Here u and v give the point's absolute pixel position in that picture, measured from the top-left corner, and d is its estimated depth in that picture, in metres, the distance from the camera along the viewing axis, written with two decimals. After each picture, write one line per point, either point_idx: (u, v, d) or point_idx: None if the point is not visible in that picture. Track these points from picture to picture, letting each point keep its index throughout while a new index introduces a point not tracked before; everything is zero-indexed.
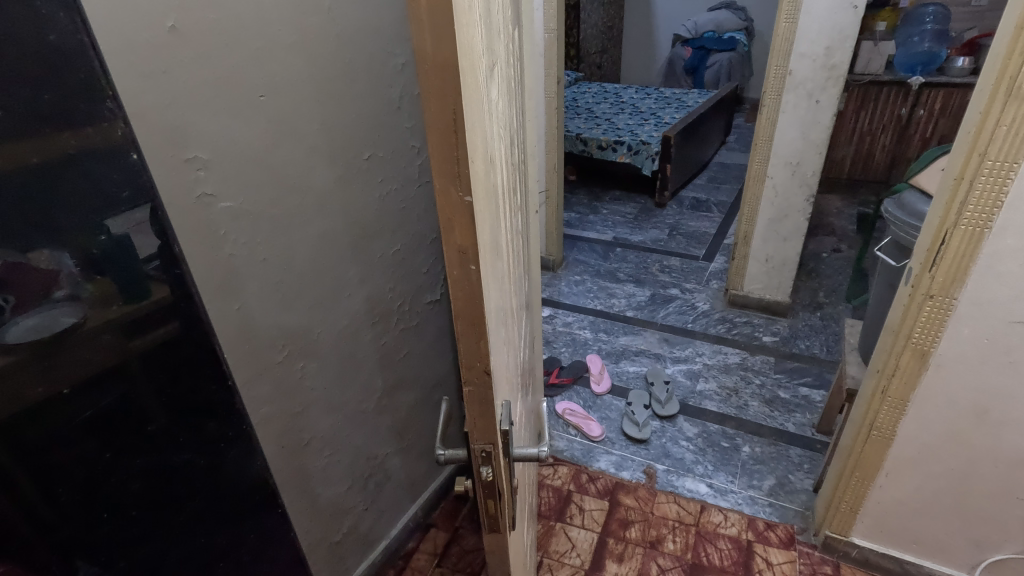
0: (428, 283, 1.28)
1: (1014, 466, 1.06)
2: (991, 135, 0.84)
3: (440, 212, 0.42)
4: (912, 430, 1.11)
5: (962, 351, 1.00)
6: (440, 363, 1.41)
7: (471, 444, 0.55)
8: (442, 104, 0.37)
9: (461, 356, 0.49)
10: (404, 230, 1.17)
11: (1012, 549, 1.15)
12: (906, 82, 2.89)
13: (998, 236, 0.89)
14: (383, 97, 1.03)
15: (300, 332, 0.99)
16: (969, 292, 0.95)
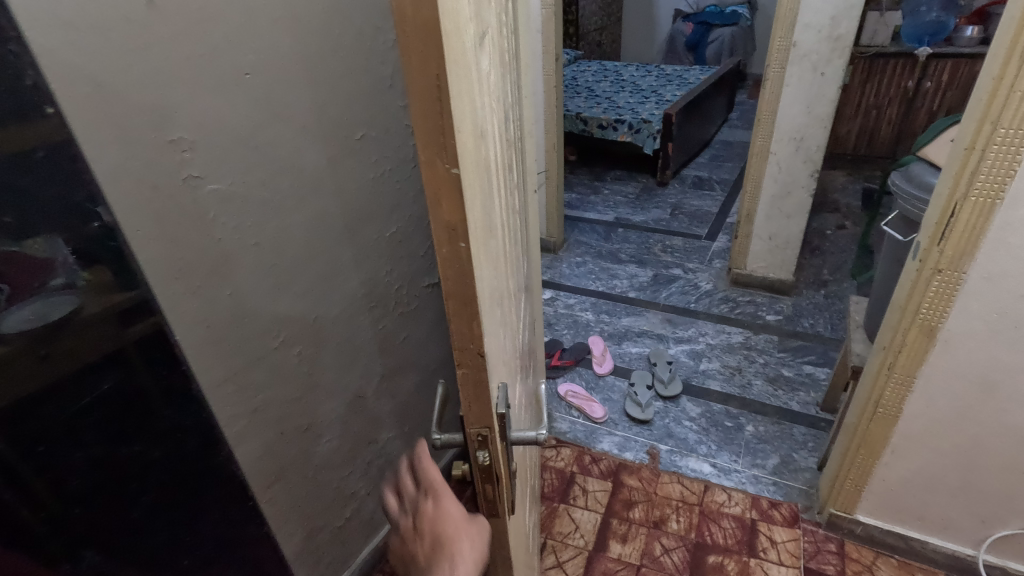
0: (426, 265, 1.26)
1: (1021, 442, 1.05)
2: (1006, 101, 0.81)
3: (426, 185, 0.39)
4: (918, 408, 1.10)
5: (969, 327, 0.98)
6: (440, 347, 1.39)
7: (467, 426, 0.53)
8: (424, 67, 0.35)
9: (454, 339, 0.47)
10: (400, 211, 1.14)
11: (1017, 525, 1.14)
12: (912, 54, 2.82)
13: (1011, 208, 0.87)
14: (374, 74, 1.00)
15: (297, 316, 0.98)
16: (979, 266, 0.93)
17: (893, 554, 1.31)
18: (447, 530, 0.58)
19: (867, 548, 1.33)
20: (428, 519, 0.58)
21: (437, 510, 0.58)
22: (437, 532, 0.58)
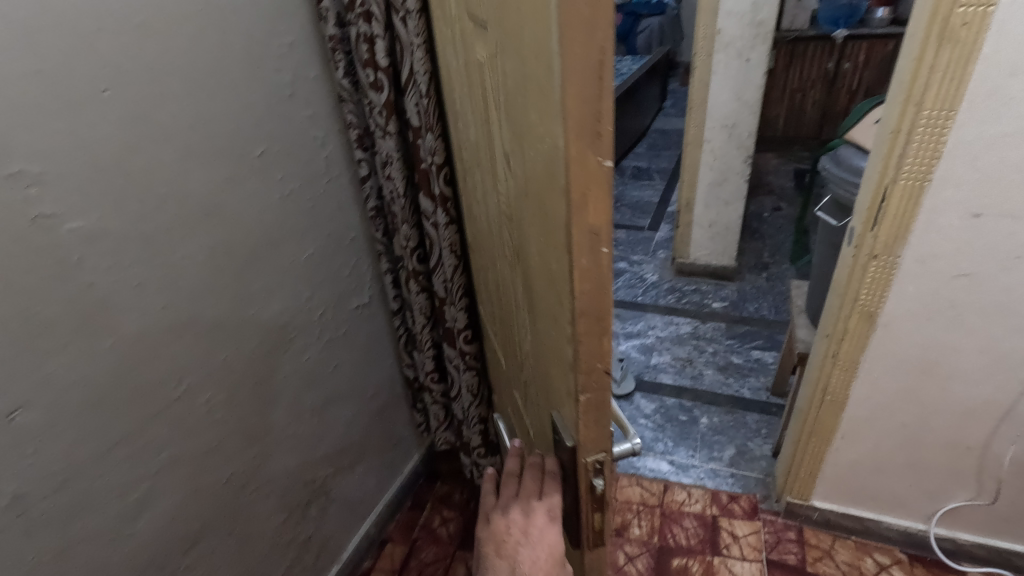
0: (354, 286, 1.16)
1: (963, 417, 1.05)
2: (927, 84, 0.78)
3: (573, 184, 0.39)
4: (862, 393, 1.10)
5: (908, 310, 0.97)
6: (378, 370, 1.30)
7: (578, 459, 0.58)
8: (587, 51, 0.34)
9: (580, 355, 0.49)
10: (316, 231, 1.04)
11: (963, 496, 1.16)
12: (830, 36, 2.91)
13: (937, 190, 0.86)
14: (271, 83, 0.89)
15: (205, 360, 0.87)
16: (911, 249, 0.92)
17: (850, 536, 1.31)
18: (557, 556, 0.64)
19: (825, 532, 1.33)
20: (541, 538, 0.64)
21: (548, 531, 0.64)
22: (545, 556, 0.63)
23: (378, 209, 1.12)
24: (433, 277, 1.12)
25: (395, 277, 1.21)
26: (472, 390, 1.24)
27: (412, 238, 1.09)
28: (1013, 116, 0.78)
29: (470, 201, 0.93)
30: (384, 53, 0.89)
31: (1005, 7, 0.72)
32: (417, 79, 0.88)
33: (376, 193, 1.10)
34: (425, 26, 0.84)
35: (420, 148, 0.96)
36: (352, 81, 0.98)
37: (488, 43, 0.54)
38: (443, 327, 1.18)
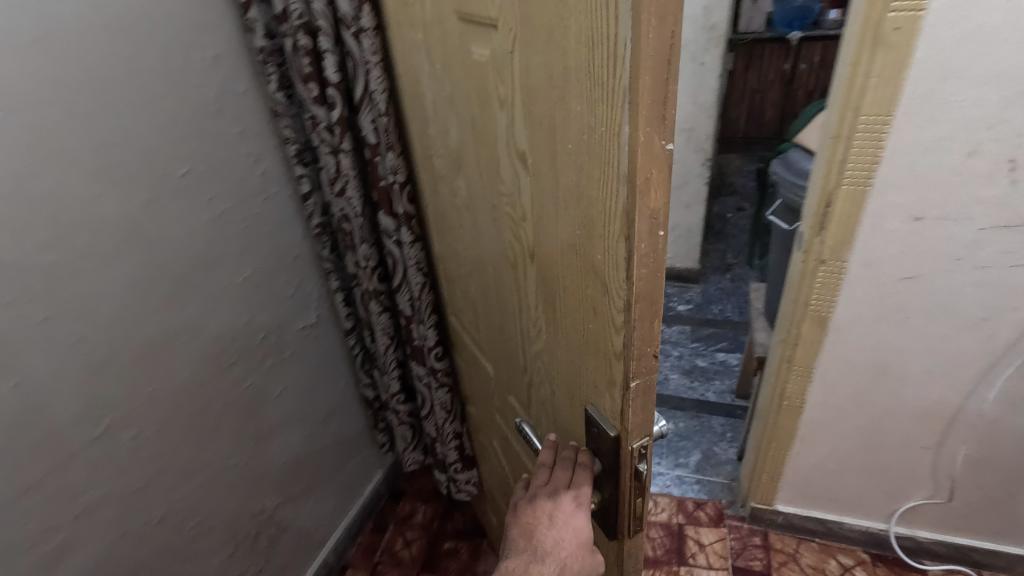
0: (300, 306, 1.11)
1: (916, 418, 1.06)
2: (863, 89, 0.78)
3: (636, 170, 0.41)
4: (818, 397, 1.09)
5: (858, 314, 0.97)
6: (332, 391, 1.25)
7: (621, 447, 0.57)
8: (659, 37, 0.36)
9: (633, 341, 0.49)
10: (255, 250, 0.99)
11: (920, 495, 1.16)
12: (785, 38, 2.96)
13: (880, 193, 0.85)
14: (195, 99, 0.85)
15: (123, 394, 0.81)
16: (858, 253, 0.91)
17: (814, 538, 1.31)
18: (583, 543, 0.62)
19: (790, 536, 1.33)
20: (567, 526, 0.61)
21: (576, 518, 0.61)
22: (569, 543, 0.61)
23: (324, 226, 1.07)
24: (397, 296, 1.09)
25: (348, 295, 1.17)
26: (446, 407, 1.20)
27: (371, 257, 1.05)
28: (948, 120, 0.78)
29: (443, 214, 0.91)
30: (335, 68, 0.86)
31: (933, 13, 0.72)
32: (373, 97, 0.86)
33: (322, 210, 1.06)
34: (380, 43, 0.83)
35: (378, 167, 0.94)
36: (288, 95, 0.94)
37: (497, 50, 0.55)
38: (412, 346, 1.15)
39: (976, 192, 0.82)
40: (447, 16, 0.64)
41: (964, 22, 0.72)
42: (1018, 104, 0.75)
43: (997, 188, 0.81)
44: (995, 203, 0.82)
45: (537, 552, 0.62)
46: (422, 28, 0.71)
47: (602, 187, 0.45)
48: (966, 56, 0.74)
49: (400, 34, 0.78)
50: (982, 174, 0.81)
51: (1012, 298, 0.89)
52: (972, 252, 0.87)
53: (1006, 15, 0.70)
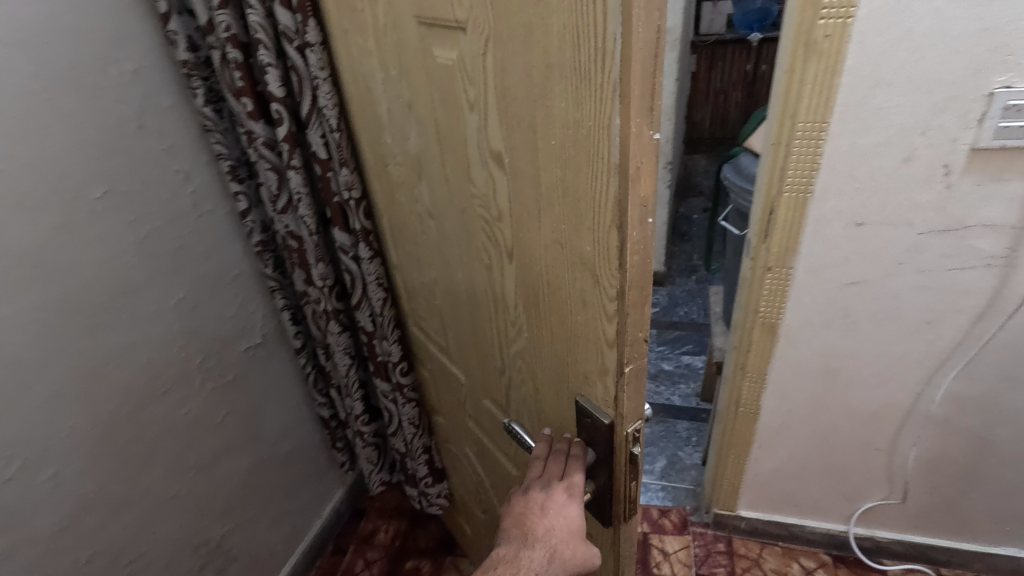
0: (244, 326, 1.07)
1: (870, 420, 1.06)
2: (799, 96, 0.77)
3: (630, 159, 0.40)
4: (772, 403, 1.09)
5: (806, 320, 0.97)
6: (283, 411, 1.21)
7: (616, 433, 0.56)
8: (648, 24, 0.36)
9: (627, 327, 0.49)
10: (188, 271, 0.95)
11: (877, 496, 1.17)
12: (746, 40, 2.99)
13: (821, 199, 0.85)
14: (113, 116, 0.81)
15: (39, 435, 0.79)
16: (803, 260, 0.91)
17: (777, 542, 1.31)
18: (575, 533, 0.59)
19: (753, 541, 1.32)
20: (559, 513, 0.58)
21: (569, 507, 0.59)
22: (562, 531, 0.58)
23: (265, 244, 1.02)
24: (357, 313, 1.06)
25: (296, 313, 1.12)
26: (414, 422, 1.17)
27: (326, 276, 1.02)
28: (882, 126, 0.78)
29: (401, 225, 0.89)
30: (278, 82, 0.83)
31: (861, 20, 0.72)
32: (323, 113, 0.85)
33: (262, 228, 1.01)
34: (327, 58, 0.81)
35: (331, 183, 0.92)
36: (216, 110, 0.89)
37: (465, 52, 0.52)
38: (375, 363, 1.12)
39: (914, 197, 0.82)
40: (401, 22, 0.61)
41: (892, 28, 0.72)
42: (949, 109, 0.75)
43: (933, 192, 0.81)
44: (932, 207, 0.82)
45: (528, 541, 0.58)
46: (372, 37, 0.69)
47: (592, 182, 0.44)
48: (896, 62, 0.73)
49: (347, 46, 0.76)
50: (919, 180, 0.81)
51: (952, 301, 0.89)
52: (913, 256, 0.87)
53: (932, 22, 0.70)
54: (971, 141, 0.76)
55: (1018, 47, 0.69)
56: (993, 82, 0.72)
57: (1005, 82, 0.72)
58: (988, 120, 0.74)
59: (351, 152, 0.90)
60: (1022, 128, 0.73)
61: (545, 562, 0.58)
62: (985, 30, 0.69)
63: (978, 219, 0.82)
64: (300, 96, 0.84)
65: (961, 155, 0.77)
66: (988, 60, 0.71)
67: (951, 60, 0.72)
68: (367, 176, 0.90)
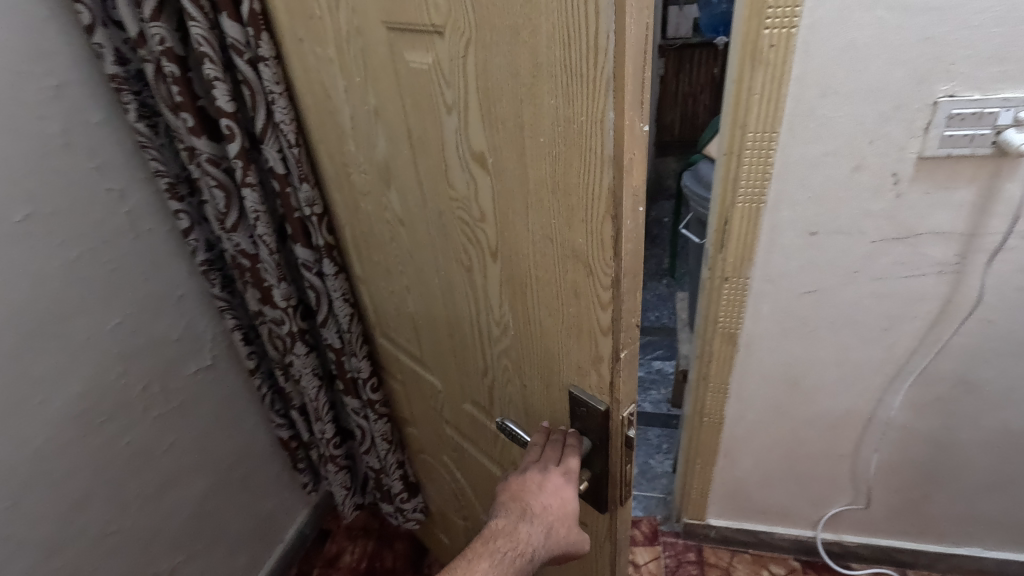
0: (194, 346, 1.04)
1: (833, 426, 1.06)
2: (748, 105, 0.78)
3: (621, 150, 0.42)
4: (734, 413, 1.09)
5: (766, 329, 0.97)
6: (239, 433, 1.17)
7: (612, 418, 0.58)
8: (638, 20, 0.38)
9: (621, 314, 0.51)
10: (126, 293, 0.91)
11: (843, 502, 1.17)
12: (713, 43, 3.01)
13: (774, 209, 0.86)
14: (35, 134, 0.77)
15: None
16: (758, 269, 0.91)
17: (747, 550, 1.30)
18: (570, 512, 0.60)
19: (723, 549, 1.32)
20: (556, 493, 0.59)
21: (566, 489, 0.60)
22: (558, 510, 0.59)
23: (211, 263, 0.98)
24: (323, 331, 1.05)
25: (246, 333, 1.08)
26: (387, 437, 1.16)
27: (289, 294, 1.00)
28: (830, 136, 0.78)
29: (367, 236, 0.89)
30: (229, 97, 0.81)
31: (804, 30, 0.72)
32: (280, 129, 0.83)
33: (206, 247, 0.97)
34: (281, 72, 0.80)
35: (291, 200, 0.90)
36: (151, 125, 0.86)
37: (443, 55, 0.53)
38: (343, 380, 1.12)
39: (865, 206, 0.83)
40: (367, 28, 0.62)
41: (836, 38, 0.71)
42: (896, 118, 0.75)
43: (884, 201, 0.81)
44: (883, 216, 0.83)
45: (524, 517, 0.59)
46: (333, 44, 0.69)
47: (584, 175, 0.45)
48: (841, 72, 0.73)
49: (303, 56, 0.75)
50: (870, 189, 0.81)
51: (907, 308, 0.89)
52: (868, 264, 0.87)
53: (875, 32, 0.70)
54: (918, 149, 0.76)
55: (959, 55, 0.69)
56: (937, 90, 0.72)
57: (948, 91, 0.72)
58: (934, 129, 0.74)
59: (311, 168, 0.89)
60: (967, 136, 0.74)
61: (541, 536, 0.59)
62: (927, 39, 0.69)
63: (930, 226, 0.82)
64: (254, 111, 0.83)
65: (909, 163, 0.78)
66: (931, 69, 0.71)
67: (894, 70, 0.72)
68: (329, 188, 0.90)
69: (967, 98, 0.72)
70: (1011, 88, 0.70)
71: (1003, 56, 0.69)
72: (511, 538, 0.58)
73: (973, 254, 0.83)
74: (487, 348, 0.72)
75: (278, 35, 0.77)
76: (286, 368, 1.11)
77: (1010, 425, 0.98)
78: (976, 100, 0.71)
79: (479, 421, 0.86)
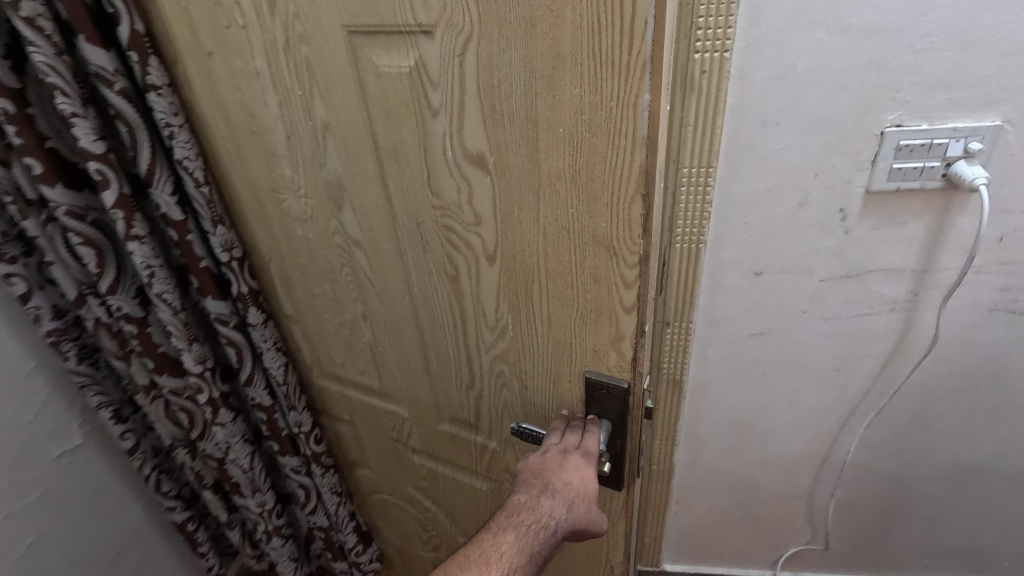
0: (47, 426, 0.98)
1: (787, 468, 1.15)
2: (681, 139, 0.75)
3: (650, 128, 0.45)
4: (687, 458, 1.18)
5: (713, 371, 1.03)
6: (116, 509, 1.12)
7: (632, 392, 0.63)
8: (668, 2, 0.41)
9: (644, 290, 0.55)
10: None
11: (782, 530, 1.28)
12: None
13: (716, 249, 0.88)
14: None
15: None
16: (702, 312, 0.95)
17: None
18: (590, 492, 0.62)
19: None
20: (576, 471, 0.62)
21: (586, 469, 0.62)
22: (579, 487, 0.61)
23: (60, 331, 0.92)
24: (248, 390, 0.94)
25: (117, 411, 1.03)
26: (335, 488, 1.10)
27: (205, 355, 0.98)
28: (771, 171, 0.79)
29: (303, 273, 0.80)
30: (93, 136, 0.73)
31: (739, 54, 0.70)
32: (186, 166, 0.74)
33: (56, 314, 0.91)
34: (178, 100, 0.71)
35: (194, 248, 0.81)
36: None
37: (431, 57, 0.50)
38: (278, 440, 1.01)
39: (812, 242, 0.85)
40: (317, 34, 0.55)
41: (774, 63, 0.70)
42: (840, 150, 0.76)
43: (832, 238, 0.84)
44: (831, 253, 0.85)
45: (545, 492, 0.61)
46: (262, 54, 0.60)
47: (611, 160, 0.47)
48: (780, 100, 0.73)
49: (212, 72, 0.66)
50: (816, 225, 0.83)
51: (860, 342, 0.94)
52: (815, 304, 0.91)
53: (814, 57, 0.69)
54: (866, 182, 0.78)
55: (905, 82, 0.69)
56: (883, 120, 0.72)
57: (895, 120, 0.72)
58: (882, 161, 0.75)
59: (223, 208, 0.80)
60: (916, 168, 0.75)
61: (562, 510, 0.60)
62: (871, 64, 0.69)
63: (879, 263, 0.85)
64: (136, 150, 0.74)
65: (856, 198, 0.80)
66: (876, 97, 0.71)
67: (835, 100, 0.72)
68: (252, 220, 0.80)
69: (915, 128, 0.72)
70: (958, 118, 0.71)
71: (951, 84, 0.69)
72: (529, 513, 0.59)
73: (926, 291, 0.87)
74: (479, 353, 0.71)
75: (177, 50, 0.67)
76: (192, 443, 1.08)
77: (953, 458, 1.08)
78: (924, 131, 0.72)
79: (459, 439, 0.85)
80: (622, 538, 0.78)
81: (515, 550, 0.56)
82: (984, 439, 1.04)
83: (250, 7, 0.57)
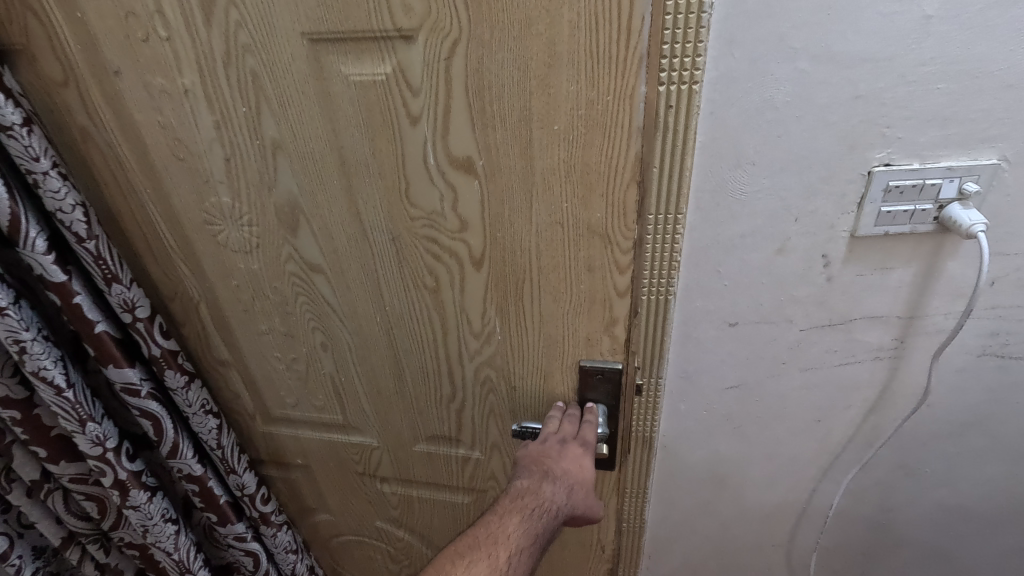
0: None
1: (750, 522, 0.99)
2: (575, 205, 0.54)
3: (645, 118, 0.48)
4: (658, 514, 1.00)
5: (684, 429, 0.86)
6: None
7: (625, 373, 0.66)
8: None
9: (637, 273, 0.57)
10: None
11: None
12: None
13: (686, 300, 0.72)
14: None
15: None
16: (673, 367, 0.79)
17: None
18: (589, 479, 0.63)
19: None
20: (574, 459, 0.63)
21: (584, 459, 0.63)
22: (578, 473, 0.62)
23: None
24: (173, 462, 0.83)
25: None
26: (292, 546, 1.00)
27: (108, 432, 0.81)
28: (747, 216, 0.65)
29: (244, 311, 0.72)
30: None
31: (710, 85, 0.57)
32: (66, 219, 0.62)
33: None
34: (45, 137, 0.59)
35: (82, 309, 0.68)
36: None
37: (411, 63, 0.49)
38: (216, 511, 0.89)
39: (792, 292, 0.70)
40: (270, 45, 0.50)
41: (748, 98, 0.57)
42: (823, 192, 0.62)
43: (813, 286, 0.69)
44: (813, 301, 0.71)
45: (545, 476, 0.61)
46: (193, 70, 0.53)
47: (606, 153, 0.50)
48: (758, 138, 0.59)
49: (118, 94, 0.56)
50: (796, 272, 0.69)
51: (844, 397, 0.80)
52: (796, 355, 0.76)
53: (795, 90, 0.56)
54: (850, 228, 0.65)
55: (896, 117, 0.57)
56: (871, 158, 0.60)
57: (883, 158, 0.60)
58: (869, 205, 0.62)
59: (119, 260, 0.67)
60: (906, 212, 0.62)
61: (564, 495, 0.60)
62: (858, 98, 0.56)
63: (863, 311, 0.71)
64: None
65: (839, 244, 0.66)
66: (862, 135, 0.59)
67: (820, 134, 0.59)
68: (172, 262, 0.69)
69: (905, 167, 0.60)
70: (953, 155, 0.59)
71: (943, 120, 0.57)
72: (527, 498, 0.59)
73: (913, 337, 0.73)
74: (465, 363, 0.69)
75: (67, 68, 0.56)
76: (107, 534, 0.93)
77: (960, 507, 0.94)
78: (915, 171, 0.60)
79: (439, 457, 0.82)
80: (612, 515, 0.82)
81: (520, 530, 0.57)
82: (969, 482, 0.90)
83: (176, 17, 0.51)
